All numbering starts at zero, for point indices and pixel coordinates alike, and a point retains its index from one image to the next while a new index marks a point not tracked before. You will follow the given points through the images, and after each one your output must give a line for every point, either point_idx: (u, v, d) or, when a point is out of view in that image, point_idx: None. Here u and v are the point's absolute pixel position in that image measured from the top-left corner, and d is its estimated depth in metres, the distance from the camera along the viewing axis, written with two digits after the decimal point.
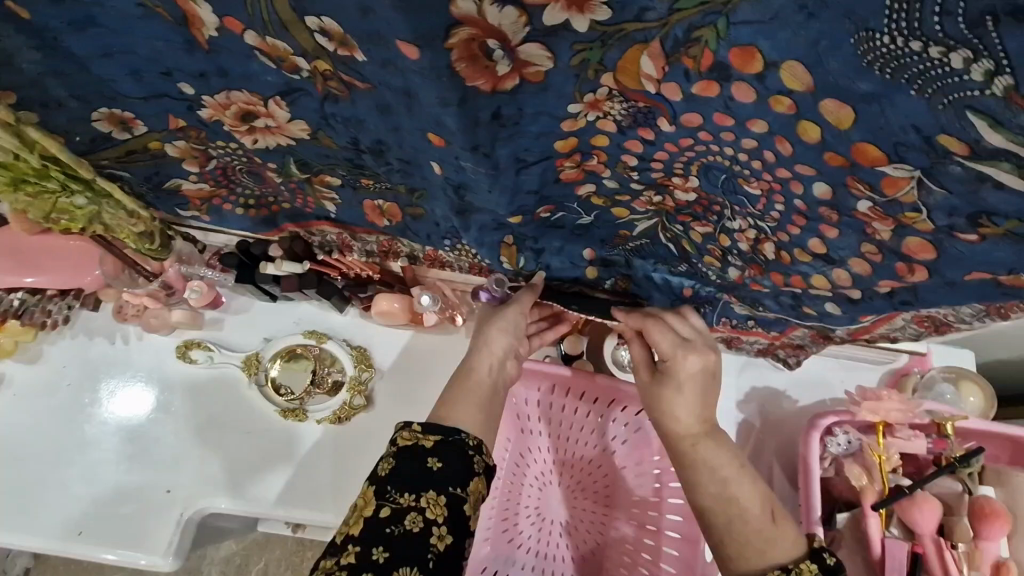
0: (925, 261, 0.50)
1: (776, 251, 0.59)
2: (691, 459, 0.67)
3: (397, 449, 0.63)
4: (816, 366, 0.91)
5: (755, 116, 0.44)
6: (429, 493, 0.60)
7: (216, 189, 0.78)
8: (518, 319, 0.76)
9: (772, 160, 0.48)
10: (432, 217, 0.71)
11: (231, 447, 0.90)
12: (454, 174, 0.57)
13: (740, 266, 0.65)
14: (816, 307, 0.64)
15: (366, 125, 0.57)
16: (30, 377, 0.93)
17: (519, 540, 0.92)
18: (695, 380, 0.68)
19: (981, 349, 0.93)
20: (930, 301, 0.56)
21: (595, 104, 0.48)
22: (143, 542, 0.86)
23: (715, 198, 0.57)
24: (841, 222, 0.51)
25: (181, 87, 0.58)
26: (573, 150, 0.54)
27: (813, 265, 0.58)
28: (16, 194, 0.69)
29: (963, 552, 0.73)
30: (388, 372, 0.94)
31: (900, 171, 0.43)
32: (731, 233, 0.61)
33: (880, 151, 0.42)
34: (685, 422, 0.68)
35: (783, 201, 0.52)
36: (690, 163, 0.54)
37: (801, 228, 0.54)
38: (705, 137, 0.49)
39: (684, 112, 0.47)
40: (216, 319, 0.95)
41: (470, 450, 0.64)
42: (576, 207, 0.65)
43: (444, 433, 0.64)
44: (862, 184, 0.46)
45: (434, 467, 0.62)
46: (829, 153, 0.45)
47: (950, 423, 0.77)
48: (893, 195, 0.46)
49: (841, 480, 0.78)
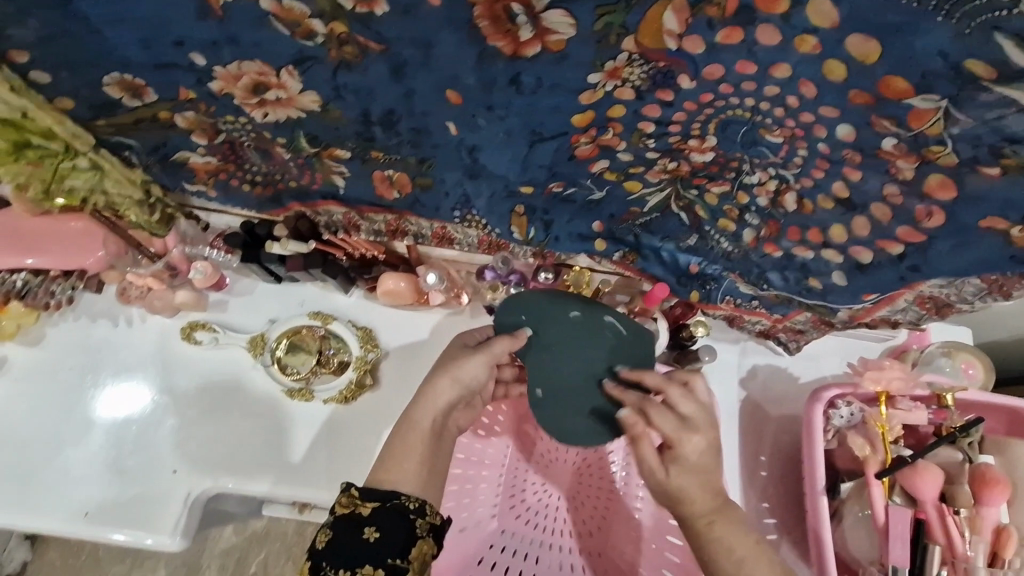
0: (944, 201, 0.53)
1: (797, 201, 0.63)
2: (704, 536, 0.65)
3: (335, 518, 0.63)
4: (818, 344, 0.93)
5: (777, 60, 0.48)
6: (365, 568, 0.60)
7: (224, 163, 0.78)
8: (478, 371, 0.71)
9: (795, 105, 0.52)
10: (441, 187, 0.74)
11: (234, 429, 0.90)
12: (468, 134, 0.62)
13: (756, 225, 0.69)
14: (823, 278, 0.69)
15: (378, 95, 0.58)
16: (31, 360, 0.92)
17: (526, 515, 0.92)
18: (705, 460, 0.63)
19: (978, 326, 0.95)
20: (936, 268, 0.60)
21: (614, 72, 0.52)
22: (152, 522, 0.86)
23: (733, 155, 0.61)
24: (863, 163, 0.55)
25: (192, 57, 0.58)
26: (589, 125, 0.59)
27: (834, 212, 0.61)
28: (19, 163, 0.70)
29: (965, 516, 0.73)
30: (394, 352, 0.94)
31: (927, 103, 0.46)
32: (749, 188, 0.65)
33: (905, 83, 0.46)
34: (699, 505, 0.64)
35: (806, 147, 0.56)
36: (709, 121, 0.57)
37: (824, 172, 0.58)
38: (726, 89, 0.53)
39: (705, 65, 0.50)
40: (219, 301, 0.95)
41: (410, 513, 0.65)
42: (590, 183, 0.69)
43: (382, 497, 0.65)
44: (887, 120, 0.49)
45: (370, 538, 0.62)
46: (854, 91, 0.48)
47: (950, 394, 0.78)
48: (919, 129, 0.49)
49: (843, 452, 0.80)
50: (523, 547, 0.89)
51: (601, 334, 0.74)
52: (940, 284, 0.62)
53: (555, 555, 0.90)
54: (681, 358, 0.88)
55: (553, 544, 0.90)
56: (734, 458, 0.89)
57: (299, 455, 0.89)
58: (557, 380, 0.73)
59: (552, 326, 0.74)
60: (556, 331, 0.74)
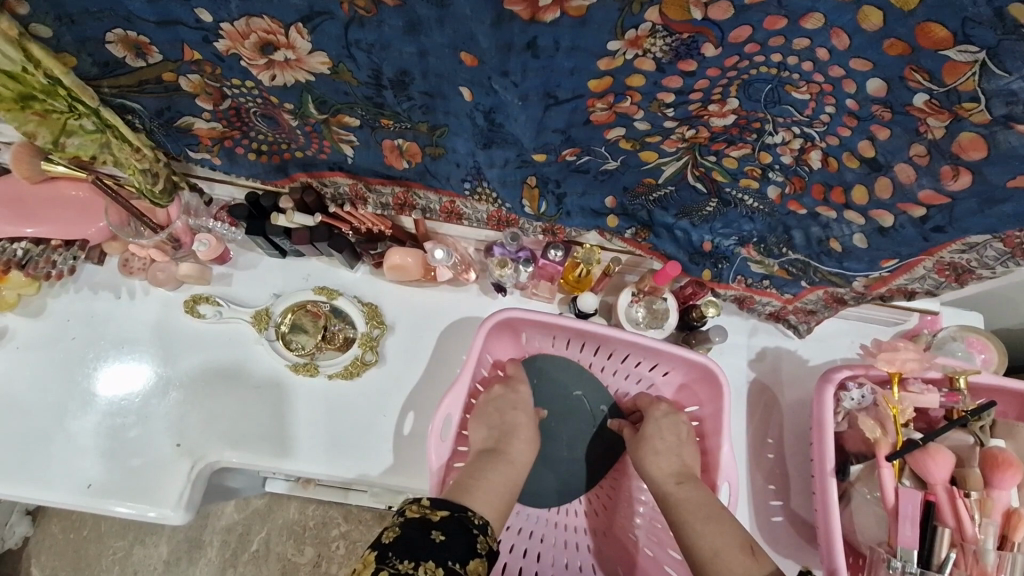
0: (974, 161, 0.52)
1: (823, 158, 0.62)
2: (675, 496, 0.75)
3: (404, 520, 0.64)
4: (830, 326, 0.92)
5: (809, 10, 0.47)
6: (428, 563, 0.59)
7: (229, 130, 0.76)
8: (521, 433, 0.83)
9: (824, 58, 0.51)
10: (452, 156, 0.72)
11: (237, 406, 0.89)
12: (484, 98, 0.60)
13: (780, 182, 0.68)
14: (844, 236, 0.68)
15: (391, 51, 0.56)
16: (33, 331, 0.91)
17: (531, 494, 0.90)
18: (673, 440, 0.82)
19: (988, 315, 0.93)
20: (963, 225, 0.59)
21: (635, 41, 0.51)
22: (156, 496, 0.85)
23: (756, 114, 0.60)
24: (894, 120, 0.54)
25: (198, 13, 0.56)
26: (606, 91, 0.58)
27: (859, 172, 0.61)
28: (24, 113, 0.69)
29: (976, 499, 0.71)
30: (400, 329, 0.93)
31: (964, 55, 0.45)
32: (772, 148, 0.64)
33: (945, 30, 0.45)
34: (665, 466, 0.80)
35: (834, 102, 0.55)
36: (731, 84, 0.56)
37: (851, 129, 0.57)
38: (752, 50, 0.52)
39: (731, 31, 0.50)
40: (224, 275, 0.94)
41: (474, 528, 0.66)
42: (603, 151, 0.68)
43: (450, 509, 0.67)
44: (920, 73, 0.48)
45: (437, 539, 0.62)
46: (890, 40, 0.48)
47: (963, 378, 0.77)
48: (952, 83, 0.48)
49: (854, 434, 0.80)
50: (533, 526, 0.89)
51: (587, 418, 0.93)
52: (960, 250, 0.63)
53: (564, 534, 0.90)
54: (692, 338, 0.89)
55: (564, 525, 0.90)
56: (742, 439, 0.89)
57: (300, 433, 0.88)
58: (548, 442, 0.92)
59: (555, 397, 0.92)
60: (557, 400, 0.93)
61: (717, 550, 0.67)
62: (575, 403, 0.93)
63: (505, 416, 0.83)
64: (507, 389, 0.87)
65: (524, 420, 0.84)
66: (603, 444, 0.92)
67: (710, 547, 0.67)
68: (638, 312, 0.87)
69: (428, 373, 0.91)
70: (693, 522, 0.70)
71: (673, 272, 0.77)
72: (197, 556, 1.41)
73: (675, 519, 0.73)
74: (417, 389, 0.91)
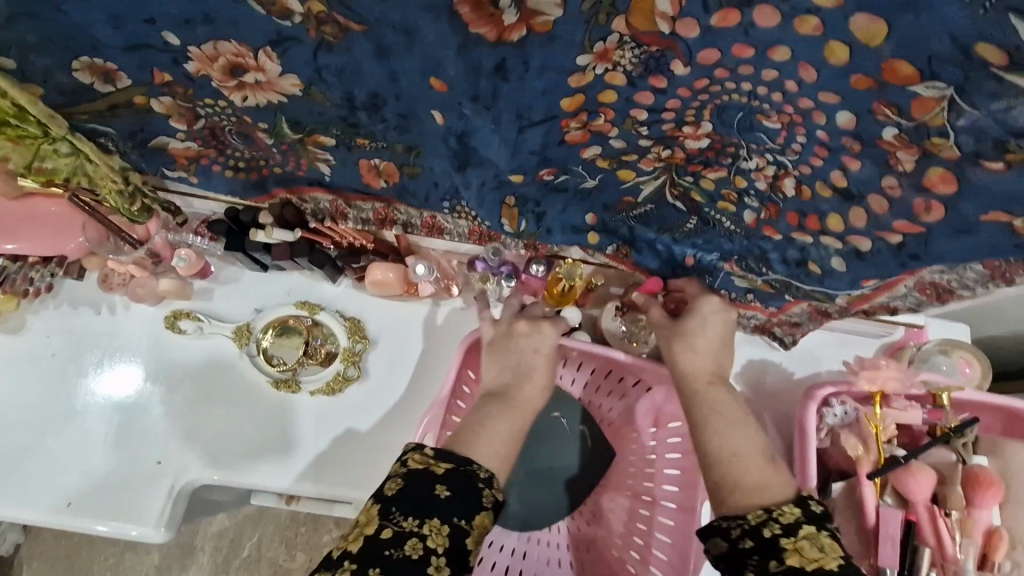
0: (943, 195, 0.53)
1: (796, 186, 0.62)
2: (701, 397, 0.70)
3: (406, 471, 0.60)
4: (815, 339, 0.91)
5: (776, 42, 0.47)
6: (433, 521, 0.57)
7: (204, 150, 0.75)
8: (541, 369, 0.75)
9: (794, 90, 0.51)
10: (430, 175, 0.71)
11: (217, 420, 0.88)
12: (457, 122, 0.59)
13: (755, 208, 0.68)
14: (822, 261, 0.68)
15: (362, 76, 0.56)
16: (14, 349, 0.90)
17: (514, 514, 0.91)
18: (718, 324, 0.73)
19: (976, 324, 0.93)
20: (938, 254, 0.59)
21: (604, 54, 0.50)
22: (136, 514, 0.85)
23: (730, 140, 0.60)
24: (863, 152, 0.54)
25: (165, 37, 0.55)
26: (579, 109, 0.57)
27: (832, 202, 0.61)
28: None
29: (956, 519, 0.72)
30: (383, 344, 0.92)
31: (932, 90, 0.46)
32: (748, 173, 0.64)
33: (911, 67, 0.45)
34: (701, 366, 0.71)
35: (805, 133, 0.55)
36: (704, 107, 0.56)
37: (823, 160, 0.57)
38: (722, 74, 0.51)
39: (699, 49, 0.49)
40: (205, 289, 0.93)
41: (481, 483, 0.61)
42: (581, 170, 0.67)
43: (456, 461, 0.62)
44: (890, 108, 0.49)
45: (441, 495, 0.59)
46: (857, 77, 0.47)
47: (945, 394, 0.77)
48: (920, 118, 0.48)
49: (837, 451, 0.78)
50: (514, 542, 0.90)
51: (565, 442, 0.93)
52: (941, 270, 0.62)
53: (546, 550, 0.91)
54: None
55: (543, 541, 0.91)
56: None
57: (281, 451, 0.88)
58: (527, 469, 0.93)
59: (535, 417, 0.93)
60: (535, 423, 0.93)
61: (735, 451, 0.65)
62: (554, 424, 0.93)
63: (519, 358, 0.75)
64: (531, 327, 0.77)
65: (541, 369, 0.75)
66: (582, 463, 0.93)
67: (730, 450, 0.65)
68: (620, 326, 0.87)
69: (409, 388, 0.90)
70: (717, 424, 0.67)
71: (654, 288, 0.80)
72: (189, 561, 1.41)
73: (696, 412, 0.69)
74: (399, 404, 0.90)
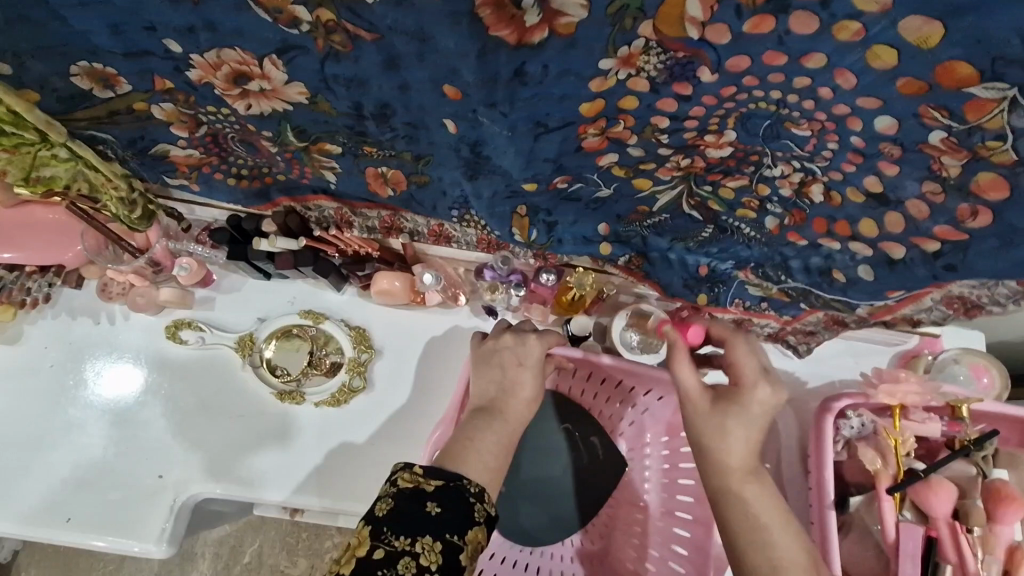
0: (994, 201, 0.53)
1: (824, 192, 0.62)
2: (736, 498, 0.61)
3: (396, 490, 0.58)
4: (829, 349, 0.89)
5: (810, 50, 0.46)
6: (426, 538, 0.55)
7: (206, 156, 0.73)
8: (524, 385, 0.72)
9: (827, 97, 0.50)
10: (438, 184, 0.69)
11: (220, 432, 0.87)
12: (469, 132, 0.58)
13: (779, 214, 0.67)
14: (848, 271, 0.67)
15: (369, 86, 0.54)
16: (10, 358, 0.88)
17: (524, 529, 0.90)
18: (765, 411, 0.62)
19: (989, 330, 0.92)
20: (975, 268, 0.59)
21: (628, 59, 0.48)
22: (138, 530, 0.83)
23: (754, 147, 0.59)
24: (903, 158, 0.54)
25: (167, 44, 0.53)
26: (597, 115, 0.55)
27: (864, 206, 0.61)
28: None
29: (979, 535, 0.70)
30: (388, 353, 0.90)
31: (992, 91, 0.45)
32: (771, 181, 0.63)
33: (971, 68, 0.44)
34: (739, 459, 0.61)
35: (838, 139, 0.54)
36: (729, 115, 0.55)
37: (857, 166, 0.57)
38: (750, 82, 0.50)
39: (728, 57, 0.48)
40: (206, 298, 0.91)
41: (470, 496, 0.59)
42: (596, 178, 0.65)
43: (445, 477, 0.60)
44: (940, 111, 0.48)
45: (433, 512, 0.57)
46: (903, 80, 0.47)
47: (965, 406, 0.74)
48: (975, 121, 0.48)
49: (854, 464, 0.77)
50: (519, 555, 0.89)
51: (574, 455, 0.92)
52: (970, 284, 0.62)
53: (555, 564, 0.90)
54: None
55: (549, 563, 0.89)
56: None
57: (289, 461, 0.86)
58: (536, 482, 0.91)
59: (543, 433, 0.91)
60: (545, 437, 0.91)
61: (775, 562, 0.58)
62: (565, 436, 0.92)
63: (503, 372, 0.73)
64: (516, 340, 0.74)
65: (528, 381, 0.73)
66: (594, 476, 0.92)
67: (768, 560, 0.58)
68: (633, 336, 0.84)
69: (413, 398, 0.89)
70: (751, 532, 0.59)
71: (695, 337, 0.70)
72: (189, 568, 1.39)
73: (728, 517, 0.61)
74: (403, 417, 0.88)
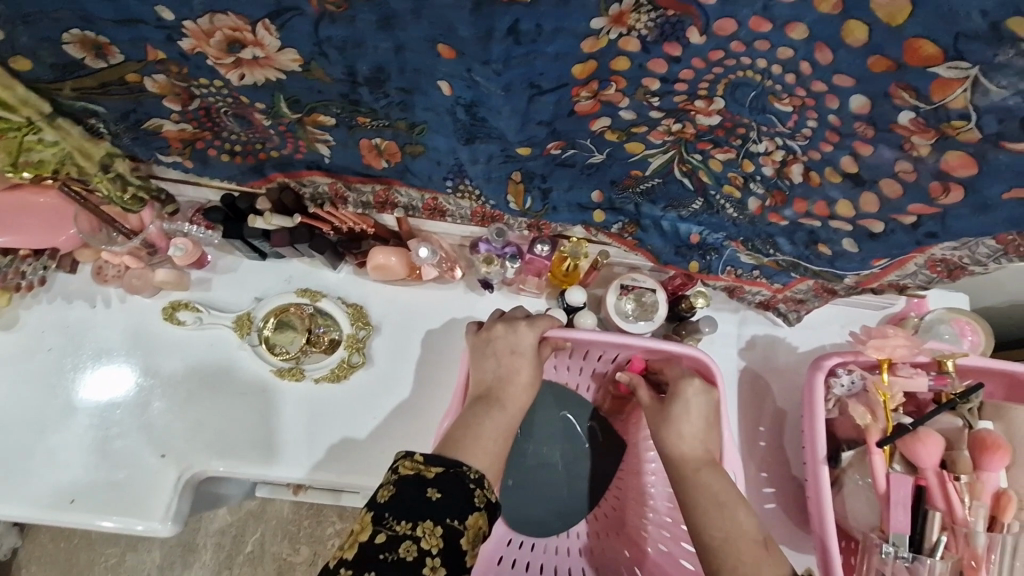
0: (964, 176, 0.54)
1: (803, 173, 0.63)
2: (692, 482, 0.71)
3: (397, 477, 0.60)
4: (818, 313, 0.91)
5: (793, 18, 0.48)
6: (427, 522, 0.56)
7: (200, 131, 0.73)
8: (525, 368, 0.76)
9: (808, 71, 0.52)
10: (433, 154, 0.70)
11: (222, 410, 0.87)
12: (464, 92, 0.58)
13: (760, 195, 0.69)
14: (833, 243, 0.69)
15: (366, 48, 0.55)
16: (7, 345, 0.88)
17: (534, 516, 0.91)
18: (701, 395, 0.75)
19: (974, 295, 0.94)
20: (956, 232, 0.60)
21: (619, 18, 0.50)
22: (143, 508, 0.83)
23: (741, 119, 0.60)
24: (876, 138, 0.55)
25: (159, 12, 0.53)
26: (590, 77, 0.56)
27: (842, 187, 0.62)
28: None
29: (965, 482, 0.72)
30: (387, 329, 0.91)
31: (955, 70, 0.46)
32: (755, 157, 0.64)
33: (936, 46, 0.45)
34: (690, 446, 0.73)
35: (817, 116, 0.56)
36: (718, 81, 0.56)
37: (834, 145, 0.58)
38: (737, 48, 0.52)
39: (716, 19, 0.49)
40: (202, 279, 0.91)
41: (470, 482, 0.61)
42: (589, 143, 0.67)
43: (446, 464, 0.62)
44: (909, 91, 0.49)
45: (434, 498, 0.58)
46: (876, 57, 0.48)
47: (950, 361, 0.77)
48: (940, 101, 0.49)
49: (845, 420, 0.80)
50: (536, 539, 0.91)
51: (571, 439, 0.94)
52: (952, 246, 0.63)
53: (558, 538, 0.91)
54: (682, 330, 0.88)
55: (564, 547, 0.91)
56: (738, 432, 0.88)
57: (288, 438, 0.86)
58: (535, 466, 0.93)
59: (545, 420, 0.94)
60: (546, 421, 0.94)
61: (728, 536, 0.66)
62: (566, 423, 0.94)
63: (498, 360, 0.76)
64: (508, 328, 0.78)
65: (526, 367, 0.76)
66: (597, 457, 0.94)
67: (723, 534, 0.66)
68: (627, 305, 0.85)
69: (414, 375, 0.89)
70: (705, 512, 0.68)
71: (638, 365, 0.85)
72: (190, 559, 1.39)
73: (687, 501, 0.70)
74: (404, 392, 0.89)
